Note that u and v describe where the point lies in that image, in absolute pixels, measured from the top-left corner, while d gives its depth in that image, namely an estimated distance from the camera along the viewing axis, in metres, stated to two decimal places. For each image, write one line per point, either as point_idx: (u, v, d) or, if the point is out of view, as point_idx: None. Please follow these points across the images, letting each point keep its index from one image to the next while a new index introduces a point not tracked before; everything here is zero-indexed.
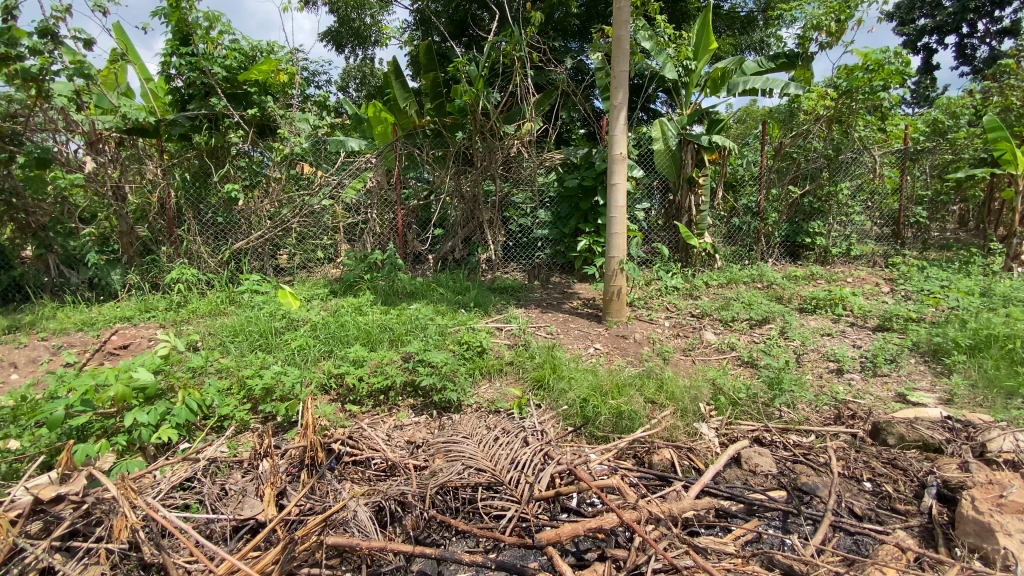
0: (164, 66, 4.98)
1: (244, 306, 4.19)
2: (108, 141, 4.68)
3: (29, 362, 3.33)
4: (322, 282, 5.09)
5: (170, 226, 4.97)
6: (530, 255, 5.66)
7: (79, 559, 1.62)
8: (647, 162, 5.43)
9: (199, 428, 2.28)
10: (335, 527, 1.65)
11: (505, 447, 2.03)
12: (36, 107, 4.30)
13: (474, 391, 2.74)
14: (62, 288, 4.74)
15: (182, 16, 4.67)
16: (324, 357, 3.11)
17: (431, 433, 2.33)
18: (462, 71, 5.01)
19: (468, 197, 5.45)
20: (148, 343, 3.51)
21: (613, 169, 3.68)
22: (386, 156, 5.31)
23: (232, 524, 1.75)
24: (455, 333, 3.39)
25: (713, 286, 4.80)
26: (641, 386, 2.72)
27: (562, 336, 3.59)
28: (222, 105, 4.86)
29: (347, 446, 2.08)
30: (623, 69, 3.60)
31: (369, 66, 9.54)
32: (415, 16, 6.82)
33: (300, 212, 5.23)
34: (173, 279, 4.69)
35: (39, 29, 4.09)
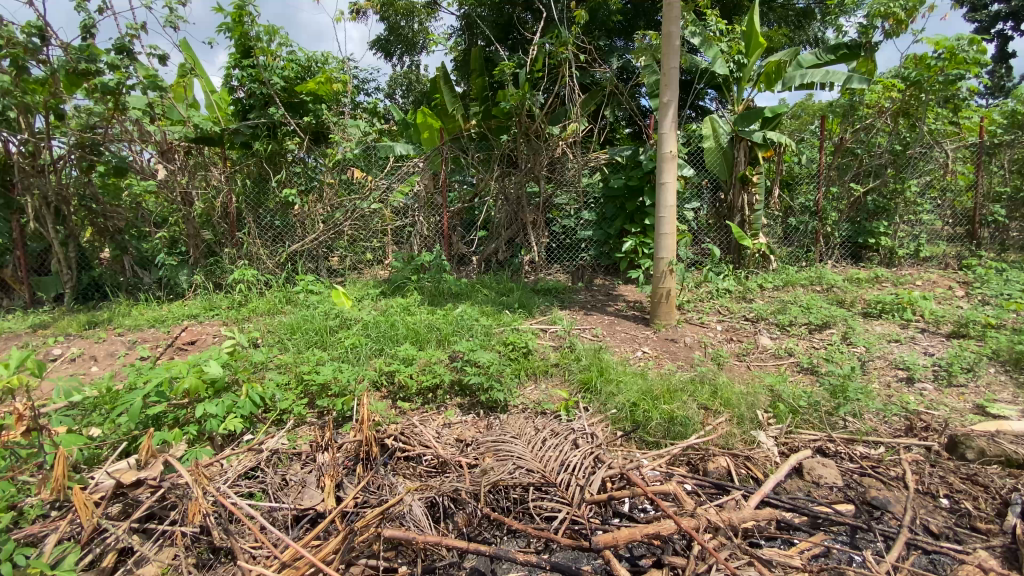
0: (227, 78, 5.27)
1: (300, 305, 4.37)
2: (177, 151, 4.96)
3: (107, 355, 3.59)
4: (371, 282, 5.24)
5: (232, 229, 5.25)
6: (574, 257, 5.63)
7: (155, 540, 1.73)
8: (696, 161, 5.28)
9: (261, 421, 2.39)
10: (392, 520, 1.68)
11: (555, 449, 2.02)
12: (114, 119, 4.59)
13: (521, 392, 2.74)
14: (136, 288, 5.08)
15: (245, 31, 4.93)
16: (375, 355, 3.19)
17: (479, 432, 2.34)
18: (508, 74, 5.03)
19: (512, 199, 5.45)
20: (213, 340, 3.71)
21: (662, 168, 3.59)
22: (433, 160, 5.42)
23: (293, 513, 1.82)
24: (501, 334, 3.41)
25: (768, 288, 4.61)
26: (693, 392, 2.63)
27: (608, 338, 3.54)
28: (280, 114, 5.10)
29: (399, 442, 2.13)
30: (673, 66, 3.52)
31: (415, 73, 9.77)
32: (461, 21, 6.94)
33: (351, 215, 5.41)
34: (235, 279, 4.95)
35: (117, 46, 4.44)
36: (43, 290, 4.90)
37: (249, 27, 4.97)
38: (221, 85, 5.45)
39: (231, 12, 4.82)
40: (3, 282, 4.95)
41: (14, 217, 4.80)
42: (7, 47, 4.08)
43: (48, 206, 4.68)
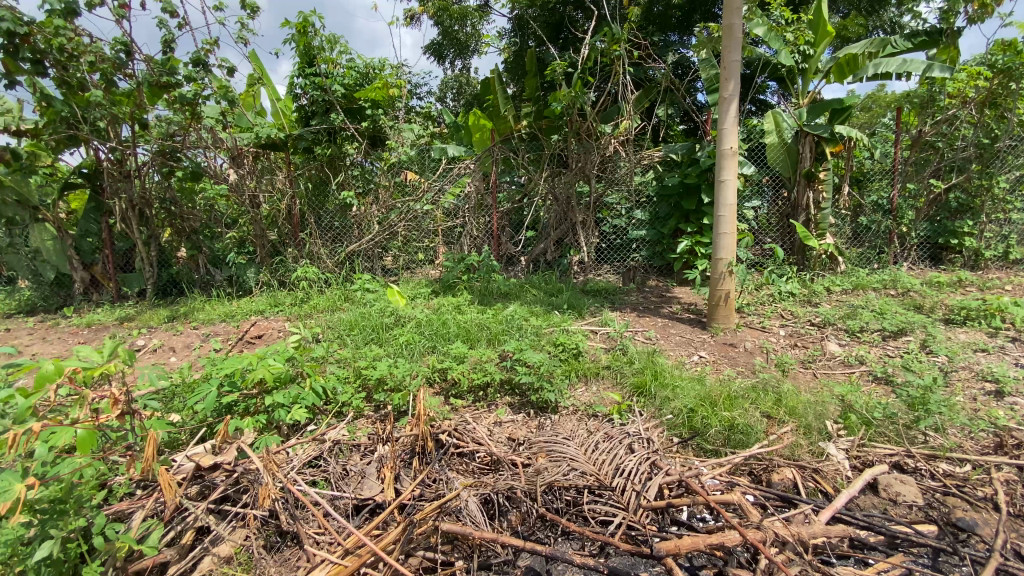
0: (291, 86, 5.54)
1: (357, 303, 4.55)
2: (246, 156, 5.23)
3: (184, 347, 3.86)
4: (424, 282, 5.37)
5: (295, 230, 5.53)
6: (625, 258, 5.54)
7: (228, 521, 1.84)
8: (756, 158, 5.06)
9: (323, 413, 2.49)
10: (449, 514, 1.71)
11: (609, 452, 1.99)
12: (191, 127, 4.90)
13: (572, 394, 2.71)
14: (209, 284, 5.45)
15: (308, 41, 5.17)
16: (428, 352, 3.26)
17: (531, 432, 2.34)
18: (559, 74, 5.00)
19: (562, 198, 5.42)
20: (277, 334, 3.93)
21: (722, 164, 3.46)
22: (483, 162, 5.49)
23: (354, 502, 1.89)
24: (551, 334, 3.40)
25: (836, 292, 4.35)
26: (755, 400, 2.52)
27: (662, 341, 3.45)
28: (340, 120, 5.31)
29: (453, 438, 2.15)
30: (735, 59, 3.38)
31: (466, 76, 9.91)
32: (513, 22, 6.97)
33: (405, 216, 5.57)
34: (298, 278, 5.21)
35: (193, 59, 4.76)
36: (129, 286, 5.35)
37: (312, 37, 5.20)
38: (285, 93, 5.75)
39: (295, 24, 5.06)
40: (95, 278, 5.44)
41: (104, 218, 5.27)
42: (98, 64, 4.47)
43: (133, 208, 5.10)
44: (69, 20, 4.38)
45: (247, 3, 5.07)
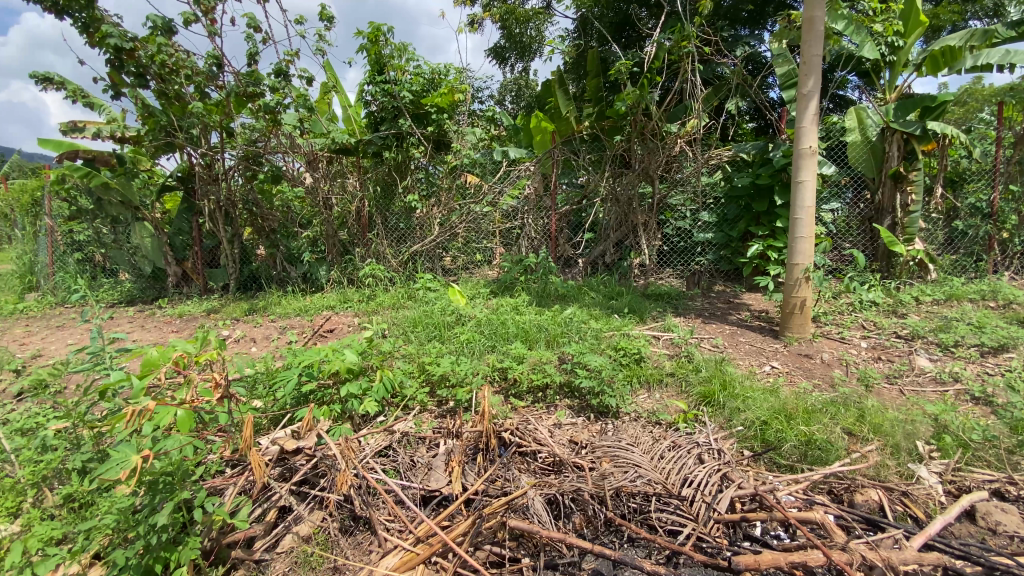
0: (362, 93, 5.80)
1: (420, 301, 4.72)
2: (321, 160, 5.53)
3: (263, 338, 4.14)
4: (483, 282, 5.47)
5: (364, 231, 5.80)
6: (689, 261, 5.39)
7: (308, 503, 1.98)
8: (836, 157, 4.78)
9: (391, 406, 2.60)
10: (516, 511, 1.74)
11: (676, 461, 1.95)
12: (272, 133, 5.24)
13: (633, 400, 2.66)
14: (285, 280, 5.82)
15: (379, 49, 5.38)
16: (488, 351, 3.32)
17: (593, 436, 2.33)
18: (624, 73, 4.91)
19: (623, 200, 5.33)
20: (346, 329, 4.14)
21: (800, 164, 3.29)
22: (544, 164, 5.51)
23: (422, 493, 1.96)
24: (611, 338, 3.35)
25: (926, 302, 4.01)
26: (835, 414, 2.38)
27: (730, 349, 3.32)
28: (408, 125, 5.45)
29: (516, 437, 2.17)
30: (817, 53, 3.21)
31: (525, 78, 9.97)
32: (577, 23, 6.94)
33: (466, 218, 5.72)
34: (365, 276, 5.47)
35: (276, 70, 5.10)
36: (215, 280, 5.81)
37: (382, 45, 5.41)
38: (356, 100, 6.03)
39: (368, 33, 5.29)
40: (186, 272, 5.95)
41: (195, 218, 5.75)
42: (194, 77, 4.90)
43: (220, 209, 5.54)
44: (169, 37, 4.81)
45: (324, 15, 5.37)
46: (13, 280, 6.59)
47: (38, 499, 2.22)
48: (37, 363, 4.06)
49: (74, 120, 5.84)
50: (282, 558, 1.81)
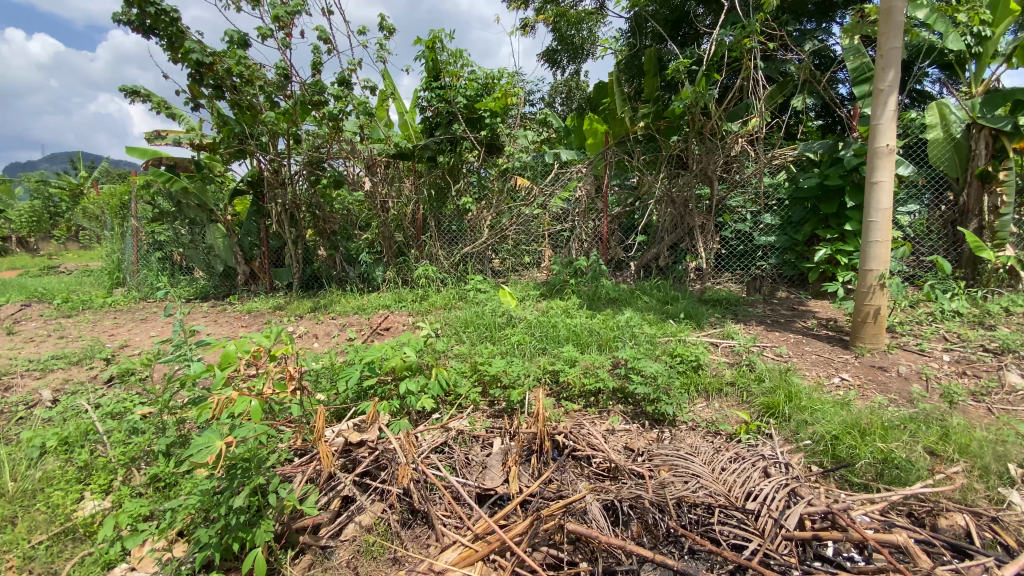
0: (418, 99, 5.95)
1: (471, 302, 4.81)
2: (379, 165, 5.73)
3: (324, 334, 4.34)
4: (532, 284, 5.49)
5: (418, 233, 5.96)
6: (749, 266, 5.18)
7: (369, 494, 2.06)
8: (914, 156, 4.47)
9: (446, 405, 2.65)
10: (573, 515, 1.74)
11: (740, 474, 1.89)
12: (333, 139, 5.48)
13: (691, 408, 2.58)
14: (344, 280, 6.07)
15: (436, 56, 5.52)
16: (539, 352, 3.33)
17: (650, 443, 2.28)
18: (682, 72, 4.79)
19: (679, 202, 5.20)
20: (402, 327, 4.28)
21: (876, 163, 3.11)
22: (596, 165, 5.46)
23: (477, 491, 1.99)
24: (666, 343, 3.28)
25: (1019, 313, 3.67)
26: (914, 432, 2.22)
27: (795, 358, 3.17)
28: (462, 130, 5.55)
29: (570, 440, 2.17)
30: (896, 45, 3.02)
31: (576, 80, 9.94)
32: (631, 22, 6.84)
33: (517, 220, 5.78)
34: (419, 276, 5.63)
35: (339, 79, 5.34)
36: (279, 279, 6.14)
37: (439, 52, 5.54)
38: (412, 106, 6.20)
39: (425, 41, 5.43)
40: (254, 271, 6.32)
41: (263, 220, 6.10)
42: (265, 87, 5.21)
43: (286, 212, 5.84)
44: (244, 50, 5.14)
45: (385, 25, 5.58)
46: (104, 276, 7.22)
47: (127, 478, 2.41)
48: (125, 352, 4.43)
49: (158, 129, 6.35)
50: (346, 546, 1.89)
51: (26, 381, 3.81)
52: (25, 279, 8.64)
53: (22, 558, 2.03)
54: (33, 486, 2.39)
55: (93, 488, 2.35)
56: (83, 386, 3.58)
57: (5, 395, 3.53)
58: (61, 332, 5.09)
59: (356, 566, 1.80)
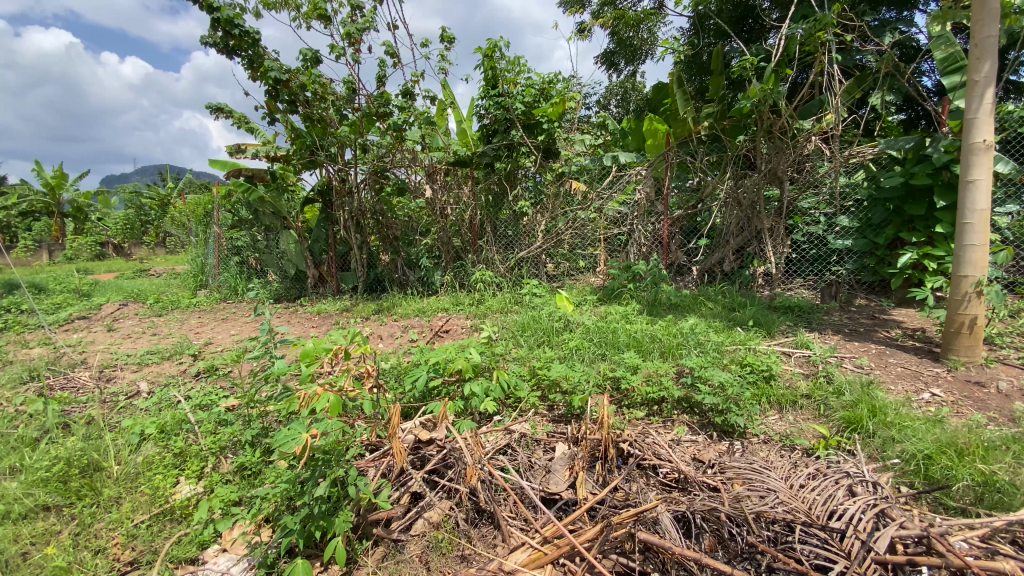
0: (476, 107, 6.08)
1: (527, 306, 4.86)
2: (439, 172, 5.90)
3: (388, 334, 4.53)
4: (589, 289, 5.47)
5: (475, 238, 6.08)
6: (822, 271, 4.95)
7: (437, 492, 2.14)
8: (1014, 151, 4.09)
9: (508, 408, 2.68)
10: (645, 525, 1.72)
11: (821, 492, 1.80)
12: (396, 148, 5.69)
13: (763, 420, 2.48)
14: (405, 283, 6.30)
15: (495, 65, 5.63)
16: (598, 358, 3.29)
17: (720, 455, 2.21)
18: (750, 70, 4.60)
19: (746, 204, 5.01)
20: (460, 330, 4.39)
21: (971, 161, 2.86)
22: (657, 167, 5.33)
23: (543, 495, 2.01)
24: (734, 352, 3.16)
25: None
26: (1020, 455, 2.03)
27: (878, 371, 2.97)
28: (520, 136, 5.61)
29: (635, 449, 2.14)
30: (993, 32, 2.78)
31: (633, 81, 9.78)
32: (693, 20, 6.66)
33: (572, 225, 5.68)
34: (476, 280, 5.74)
35: (403, 90, 5.56)
36: (346, 282, 6.46)
37: (497, 61, 5.63)
38: (470, 113, 6.34)
39: (484, 51, 5.55)
40: (322, 274, 6.67)
41: (331, 226, 6.44)
42: (336, 101, 5.51)
43: (352, 218, 6.14)
44: (316, 67, 5.46)
45: (447, 36, 5.75)
46: (189, 278, 7.86)
47: (216, 466, 2.62)
48: (211, 349, 4.82)
49: (239, 143, 6.87)
50: (416, 540, 1.98)
51: (126, 373, 4.21)
52: (123, 280, 9.77)
53: (127, 535, 2.22)
54: (135, 468, 2.63)
55: (188, 474, 2.56)
56: (175, 379, 3.92)
57: (109, 385, 3.92)
58: (154, 329, 5.59)
59: (427, 561, 1.87)
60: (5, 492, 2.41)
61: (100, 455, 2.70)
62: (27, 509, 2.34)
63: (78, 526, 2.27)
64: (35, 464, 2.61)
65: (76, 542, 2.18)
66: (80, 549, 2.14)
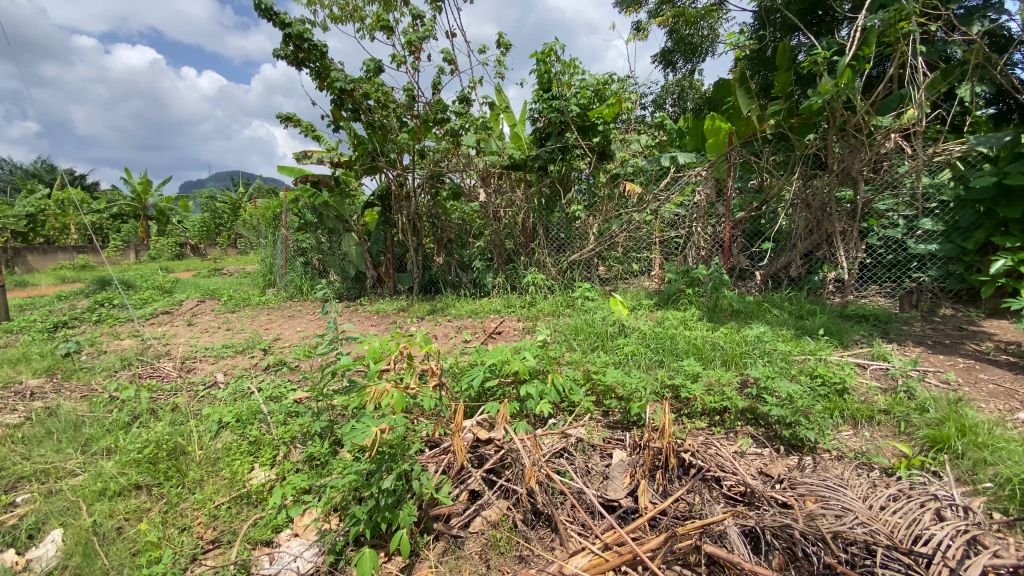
0: (530, 110, 6.13)
1: (580, 309, 4.85)
2: (494, 176, 5.98)
3: (443, 334, 4.66)
4: (643, 293, 5.37)
5: (527, 241, 6.13)
6: (901, 278, 4.61)
7: (495, 491, 2.18)
8: None
9: (565, 412, 2.68)
10: (711, 538, 1.69)
11: (905, 515, 1.69)
12: (453, 153, 5.83)
13: (835, 436, 2.35)
14: (458, 285, 6.44)
15: (551, 68, 5.65)
16: (655, 365, 3.23)
17: (788, 470, 2.12)
18: (821, 65, 4.37)
19: (815, 205, 4.75)
20: (513, 332, 4.44)
21: None
22: (718, 168, 5.16)
23: (602, 501, 2.00)
24: (802, 362, 3.01)
25: None
26: None
27: (966, 387, 2.74)
28: (574, 138, 5.59)
29: (698, 459, 2.10)
30: None
31: (690, 79, 9.50)
32: (757, 14, 6.39)
33: (627, 228, 5.54)
34: (528, 283, 5.79)
35: (460, 96, 5.68)
36: (402, 283, 6.68)
37: (552, 64, 5.65)
38: (524, 117, 6.39)
39: (540, 54, 5.58)
40: (380, 275, 6.93)
41: (390, 229, 6.67)
42: (397, 109, 5.71)
43: (410, 221, 6.34)
44: (379, 76, 5.69)
45: (503, 41, 5.84)
46: (259, 277, 8.37)
47: (287, 455, 2.79)
48: (279, 344, 5.14)
49: (306, 150, 7.25)
50: (475, 537, 2.03)
51: (205, 365, 4.55)
52: (200, 278, 10.57)
53: (209, 515, 2.39)
54: (216, 453, 2.83)
55: (263, 461, 2.74)
56: (247, 371, 4.20)
57: (190, 376, 4.25)
58: (228, 325, 6.01)
59: (486, 558, 1.91)
60: (103, 470, 2.67)
61: (185, 440, 2.93)
62: (122, 487, 2.57)
63: (166, 505, 2.47)
64: (129, 446, 2.87)
65: (165, 519, 2.38)
66: (168, 526, 2.33)
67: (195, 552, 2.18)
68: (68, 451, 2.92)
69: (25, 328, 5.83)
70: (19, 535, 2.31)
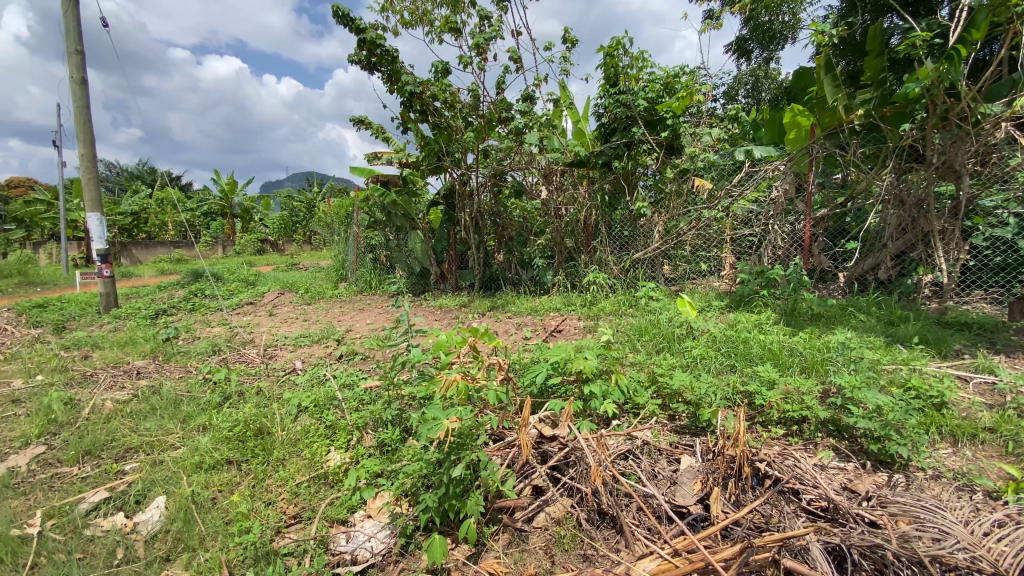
0: (595, 106, 6.06)
1: (643, 309, 4.75)
2: (557, 173, 5.98)
3: (504, 330, 4.74)
4: (712, 294, 5.17)
5: (589, 239, 6.07)
6: (1011, 282, 4.29)
7: (559, 488, 2.20)
8: None
9: (631, 414, 2.64)
10: (791, 552, 1.62)
11: (1015, 543, 1.54)
12: (517, 151, 5.87)
13: (930, 453, 2.16)
14: (519, 282, 6.51)
15: (618, 62, 5.55)
16: (725, 369, 3.11)
17: (875, 486, 1.98)
18: (919, 48, 4.00)
19: (910, 202, 4.35)
20: (574, 331, 4.44)
21: None
22: (798, 162, 4.82)
23: (671, 506, 1.97)
24: (892, 372, 2.79)
25: None
26: None
27: None
28: (641, 134, 5.43)
29: (774, 470, 2.02)
30: None
31: (766, 68, 8.95)
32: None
33: (696, 225, 5.42)
34: (589, 282, 5.75)
35: (525, 94, 5.72)
36: (464, 280, 6.84)
37: (620, 58, 5.55)
38: (588, 113, 6.33)
39: (607, 49, 5.50)
40: (443, 272, 7.13)
41: (455, 227, 6.84)
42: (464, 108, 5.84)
43: (473, 219, 6.48)
44: (447, 77, 5.84)
45: (570, 36, 5.81)
46: (332, 272, 8.87)
47: (361, 440, 2.95)
48: (350, 335, 5.43)
49: (377, 150, 7.59)
50: (538, 532, 2.06)
51: (285, 352, 4.90)
52: (280, 271, 11.36)
53: (291, 492, 2.58)
54: (296, 435, 3.04)
55: (338, 444, 2.91)
56: (322, 360, 4.47)
57: (272, 362, 4.60)
58: (305, 316, 6.43)
59: (552, 554, 1.94)
60: (200, 445, 2.96)
61: (269, 422, 3.16)
62: (215, 462, 2.83)
63: (254, 480, 2.69)
64: (222, 424, 3.15)
65: (253, 493, 2.59)
66: (256, 499, 2.53)
67: (280, 524, 2.36)
68: (170, 426, 3.24)
69: (132, 314, 6.52)
70: (129, 500, 2.58)
